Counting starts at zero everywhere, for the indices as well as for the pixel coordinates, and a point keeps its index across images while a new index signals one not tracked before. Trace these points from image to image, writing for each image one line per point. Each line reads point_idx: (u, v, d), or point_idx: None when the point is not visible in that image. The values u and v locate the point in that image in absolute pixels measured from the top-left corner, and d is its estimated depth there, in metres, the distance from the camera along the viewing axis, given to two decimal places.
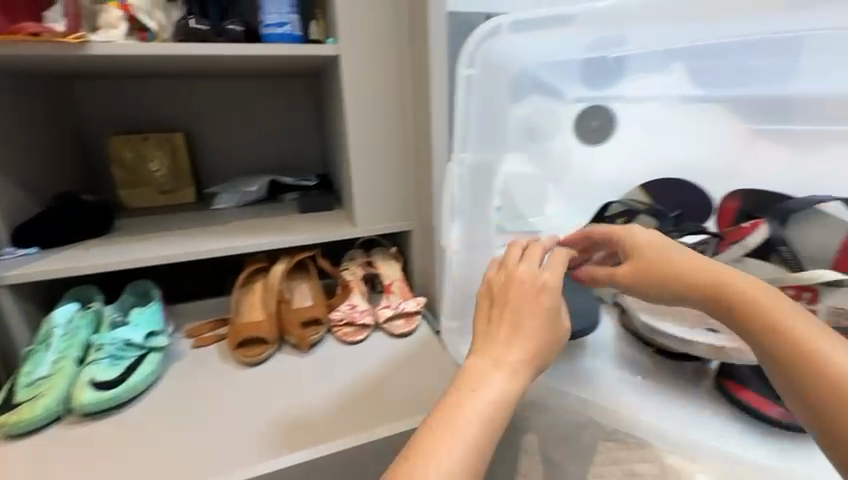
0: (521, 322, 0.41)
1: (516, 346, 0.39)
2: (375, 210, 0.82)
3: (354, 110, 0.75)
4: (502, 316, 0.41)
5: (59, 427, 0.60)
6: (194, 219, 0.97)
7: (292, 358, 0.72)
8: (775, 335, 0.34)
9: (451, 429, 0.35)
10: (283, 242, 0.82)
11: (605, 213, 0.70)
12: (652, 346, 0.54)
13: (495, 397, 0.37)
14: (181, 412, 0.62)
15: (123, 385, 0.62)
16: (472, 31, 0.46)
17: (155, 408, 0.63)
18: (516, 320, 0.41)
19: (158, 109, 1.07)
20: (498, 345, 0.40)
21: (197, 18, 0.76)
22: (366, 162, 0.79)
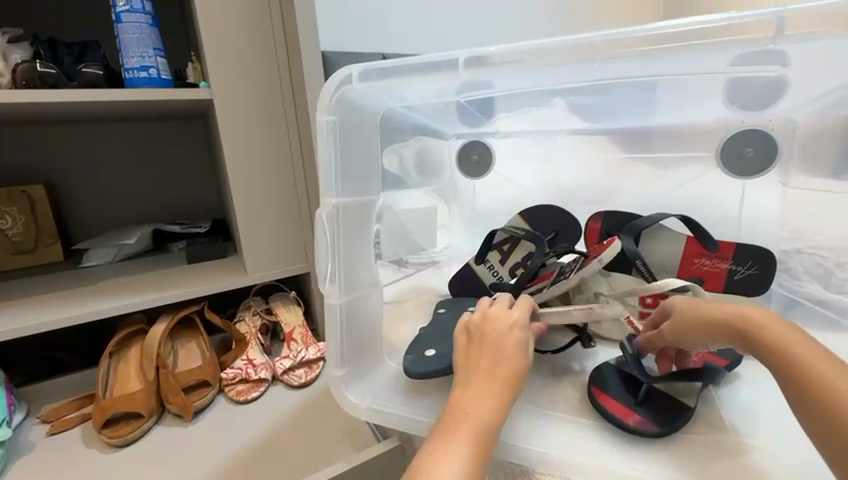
0: (499, 356, 0.42)
1: (496, 377, 0.41)
2: (265, 256, 0.79)
3: (234, 155, 0.73)
4: (483, 352, 0.43)
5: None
6: (61, 280, 0.85)
7: (174, 430, 0.64)
8: (778, 351, 0.37)
9: (438, 464, 0.35)
10: (165, 298, 0.75)
11: (492, 241, 0.73)
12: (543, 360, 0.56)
13: (483, 425, 0.38)
14: None
15: None
16: (327, 79, 0.47)
17: None
18: (496, 353, 0.43)
19: (16, 163, 0.94)
20: (485, 380, 0.41)
21: (44, 62, 0.69)
22: (252, 207, 0.76)
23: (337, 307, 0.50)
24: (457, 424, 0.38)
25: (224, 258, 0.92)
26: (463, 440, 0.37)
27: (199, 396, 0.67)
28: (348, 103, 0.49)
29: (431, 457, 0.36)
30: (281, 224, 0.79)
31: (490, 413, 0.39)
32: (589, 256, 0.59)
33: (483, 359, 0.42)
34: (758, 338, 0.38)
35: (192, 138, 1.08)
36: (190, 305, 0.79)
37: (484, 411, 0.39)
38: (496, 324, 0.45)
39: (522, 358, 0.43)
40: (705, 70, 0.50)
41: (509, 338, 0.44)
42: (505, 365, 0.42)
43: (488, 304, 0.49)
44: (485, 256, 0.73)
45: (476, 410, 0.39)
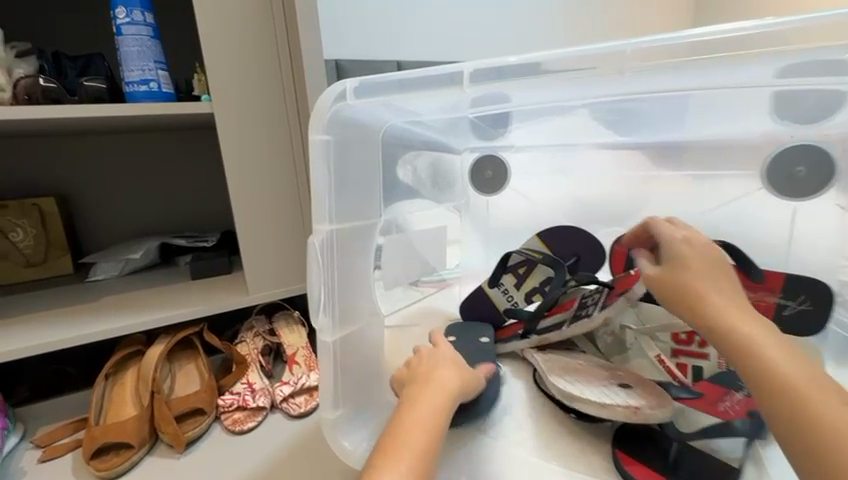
0: (437, 369, 0.44)
1: (439, 381, 0.42)
2: (267, 275, 0.76)
3: (235, 169, 0.70)
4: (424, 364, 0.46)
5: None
6: (66, 296, 0.84)
7: (165, 461, 0.60)
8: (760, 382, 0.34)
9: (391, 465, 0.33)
10: (165, 318, 0.72)
11: (507, 264, 0.67)
12: (572, 413, 0.49)
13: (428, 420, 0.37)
14: None
15: None
16: (321, 94, 0.42)
17: None
18: (435, 367, 0.44)
19: (29, 176, 0.94)
20: (430, 384, 0.42)
21: (47, 76, 0.68)
22: (254, 223, 0.73)
23: (331, 344, 0.45)
24: (405, 422, 0.37)
25: (229, 274, 0.90)
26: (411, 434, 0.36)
27: (191, 426, 0.64)
28: (345, 120, 0.45)
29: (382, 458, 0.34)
30: (287, 242, 0.76)
31: (433, 411, 0.39)
32: (614, 287, 0.54)
33: (424, 365, 0.45)
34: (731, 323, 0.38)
35: (203, 150, 1.07)
36: (192, 325, 0.76)
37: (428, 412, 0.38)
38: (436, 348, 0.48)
39: (458, 374, 0.45)
40: (752, 86, 0.44)
41: (447, 356, 0.47)
42: (442, 376, 0.43)
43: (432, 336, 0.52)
44: (499, 279, 0.67)
45: (420, 406, 0.39)
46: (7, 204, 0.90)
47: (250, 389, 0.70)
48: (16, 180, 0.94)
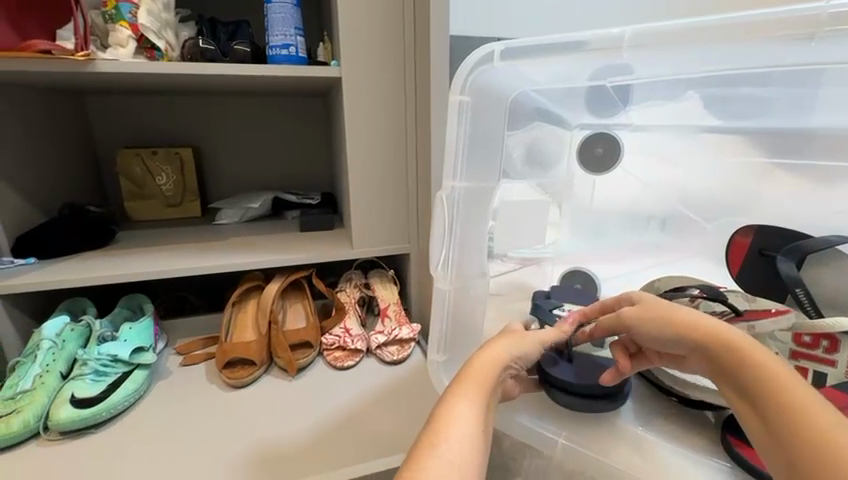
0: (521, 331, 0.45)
1: (516, 338, 0.44)
2: (369, 233, 0.82)
3: (354, 130, 0.75)
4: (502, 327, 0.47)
5: (37, 443, 0.57)
6: (197, 234, 0.97)
7: (279, 380, 0.70)
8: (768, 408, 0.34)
9: (441, 439, 0.32)
10: (281, 261, 0.82)
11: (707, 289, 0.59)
12: (675, 395, 0.49)
13: (494, 363, 0.40)
14: (178, 420, 0.62)
15: (100, 398, 0.60)
16: (464, 60, 0.45)
17: (146, 416, 0.62)
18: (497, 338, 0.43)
19: (174, 128, 1.09)
20: (504, 340, 0.43)
21: (206, 39, 0.77)
22: (365, 183, 0.78)
23: (445, 291, 0.50)
24: (480, 365, 0.39)
25: (331, 230, 0.97)
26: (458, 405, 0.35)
27: (301, 356, 0.72)
28: (482, 83, 0.48)
29: (435, 433, 0.33)
30: (391, 203, 0.81)
31: (501, 359, 0.41)
32: (740, 313, 0.54)
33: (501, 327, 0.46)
34: (732, 345, 0.38)
35: (313, 116, 1.17)
36: (302, 270, 0.85)
37: (472, 389, 0.37)
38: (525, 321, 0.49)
39: (519, 341, 0.43)
40: None
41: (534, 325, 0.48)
42: (496, 348, 0.42)
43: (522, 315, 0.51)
44: (680, 292, 0.60)
45: (489, 353, 0.41)
46: (156, 152, 1.06)
47: (346, 332, 0.78)
48: (165, 131, 1.09)
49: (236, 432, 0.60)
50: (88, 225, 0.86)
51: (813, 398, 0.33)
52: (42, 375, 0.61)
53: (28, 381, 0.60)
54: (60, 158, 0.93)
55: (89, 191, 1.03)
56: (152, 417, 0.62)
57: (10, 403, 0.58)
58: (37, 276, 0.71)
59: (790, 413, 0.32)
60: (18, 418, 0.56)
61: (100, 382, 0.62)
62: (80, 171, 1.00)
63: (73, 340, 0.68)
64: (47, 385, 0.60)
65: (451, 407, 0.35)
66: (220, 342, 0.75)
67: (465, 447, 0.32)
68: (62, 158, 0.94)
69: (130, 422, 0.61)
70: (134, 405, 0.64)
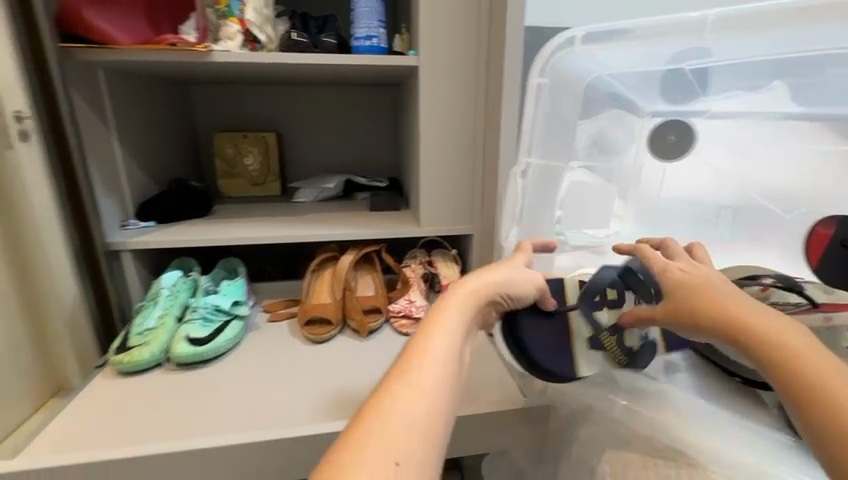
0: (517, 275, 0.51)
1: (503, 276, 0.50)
2: (436, 212, 0.87)
3: (428, 114, 0.81)
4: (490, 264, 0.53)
5: (161, 371, 0.69)
6: (279, 209, 1.08)
7: (352, 340, 0.77)
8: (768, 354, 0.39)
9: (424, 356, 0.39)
10: (355, 235, 0.89)
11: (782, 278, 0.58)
12: None
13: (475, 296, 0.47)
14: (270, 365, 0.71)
15: (209, 339, 0.71)
16: (552, 41, 0.61)
17: (243, 359, 0.72)
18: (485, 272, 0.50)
19: (261, 115, 1.21)
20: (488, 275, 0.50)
21: (300, 32, 0.86)
22: (435, 164, 0.84)
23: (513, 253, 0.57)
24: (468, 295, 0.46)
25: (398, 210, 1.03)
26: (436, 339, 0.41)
27: (371, 320, 0.80)
28: (562, 64, 0.62)
29: (422, 349, 0.40)
30: (458, 184, 0.86)
31: (489, 293, 0.47)
32: (817, 304, 0.54)
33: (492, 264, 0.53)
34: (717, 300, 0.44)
35: (382, 104, 1.25)
36: (372, 245, 0.93)
37: (452, 306, 0.45)
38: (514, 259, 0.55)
39: (501, 278, 0.50)
40: None
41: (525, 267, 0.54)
42: (483, 282, 0.48)
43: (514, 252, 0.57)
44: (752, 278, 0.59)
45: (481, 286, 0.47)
46: (246, 135, 1.18)
47: (411, 304, 0.84)
48: (253, 117, 1.21)
49: (318, 379, 0.68)
50: (192, 197, 0.99)
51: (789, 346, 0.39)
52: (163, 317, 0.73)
53: (154, 321, 0.72)
54: (171, 138, 1.07)
55: (190, 169, 1.18)
56: (248, 361, 0.72)
57: (140, 337, 0.70)
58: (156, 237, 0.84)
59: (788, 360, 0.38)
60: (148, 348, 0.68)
61: (207, 325, 0.73)
62: (184, 150, 1.15)
63: (184, 291, 0.80)
64: (168, 325, 0.72)
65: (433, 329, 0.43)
66: (301, 304, 0.84)
67: (444, 364, 0.39)
68: (172, 138, 1.08)
69: (230, 362, 0.71)
70: (233, 349, 0.74)
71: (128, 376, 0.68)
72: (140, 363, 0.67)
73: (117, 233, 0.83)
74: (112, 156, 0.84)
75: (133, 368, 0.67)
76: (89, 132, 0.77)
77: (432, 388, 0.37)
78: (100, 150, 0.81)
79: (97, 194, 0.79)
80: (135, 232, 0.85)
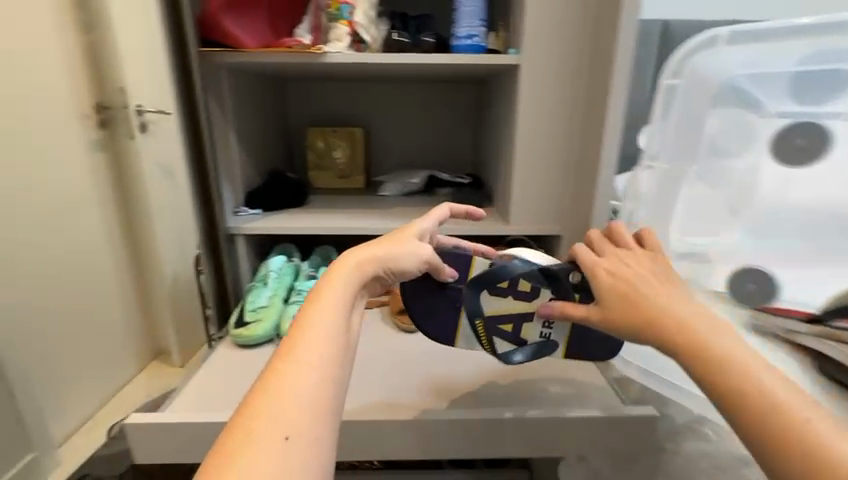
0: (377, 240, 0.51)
1: (371, 244, 0.50)
2: (525, 212, 0.87)
3: (524, 114, 0.81)
4: (391, 238, 0.52)
5: (272, 346, 0.76)
6: (366, 201, 1.13)
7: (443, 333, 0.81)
8: (711, 368, 0.38)
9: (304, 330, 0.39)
10: (444, 230, 0.92)
11: None
12: None
13: (355, 265, 0.46)
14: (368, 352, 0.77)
15: None
16: (696, 36, 0.62)
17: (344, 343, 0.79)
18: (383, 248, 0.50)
19: (350, 110, 1.28)
20: (373, 247, 0.49)
21: (400, 33, 0.89)
22: (528, 163, 0.84)
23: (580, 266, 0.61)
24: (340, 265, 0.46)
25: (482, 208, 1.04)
26: (317, 309, 0.41)
27: None
28: (702, 62, 0.62)
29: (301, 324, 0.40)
30: (550, 184, 0.85)
31: (354, 259, 0.47)
32: None
33: (397, 239, 0.52)
34: (663, 317, 0.42)
35: (464, 101, 1.27)
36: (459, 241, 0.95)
37: (337, 280, 0.44)
38: (405, 231, 0.54)
39: (390, 248, 0.50)
40: None
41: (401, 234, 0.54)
42: (364, 251, 0.48)
43: (415, 222, 0.57)
44: None
45: (354, 252, 0.48)
46: (336, 129, 1.25)
47: None
48: (343, 113, 1.28)
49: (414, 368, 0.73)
50: (291, 187, 1.07)
51: (735, 357, 0.38)
52: (273, 298, 0.81)
53: (267, 301, 0.80)
54: (271, 132, 1.16)
55: (285, 160, 1.26)
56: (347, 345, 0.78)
57: (254, 313, 0.78)
58: (265, 224, 0.92)
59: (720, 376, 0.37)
60: (262, 326, 0.76)
61: None
62: (280, 143, 1.23)
63: (288, 274, 0.88)
64: (278, 305, 0.80)
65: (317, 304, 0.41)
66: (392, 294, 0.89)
67: (322, 333, 0.39)
68: (272, 132, 1.17)
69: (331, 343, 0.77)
70: None
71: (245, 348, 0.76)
72: (257, 338, 0.75)
73: (233, 219, 0.92)
74: (229, 149, 0.93)
75: (251, 341, 0.75)
76: (214, 127, 0.86)
77: (307, 357, 0.37)
78: (222, 143, 0.89)
79: (220, 184, 0.88)
80: (247, 219, 0.94)
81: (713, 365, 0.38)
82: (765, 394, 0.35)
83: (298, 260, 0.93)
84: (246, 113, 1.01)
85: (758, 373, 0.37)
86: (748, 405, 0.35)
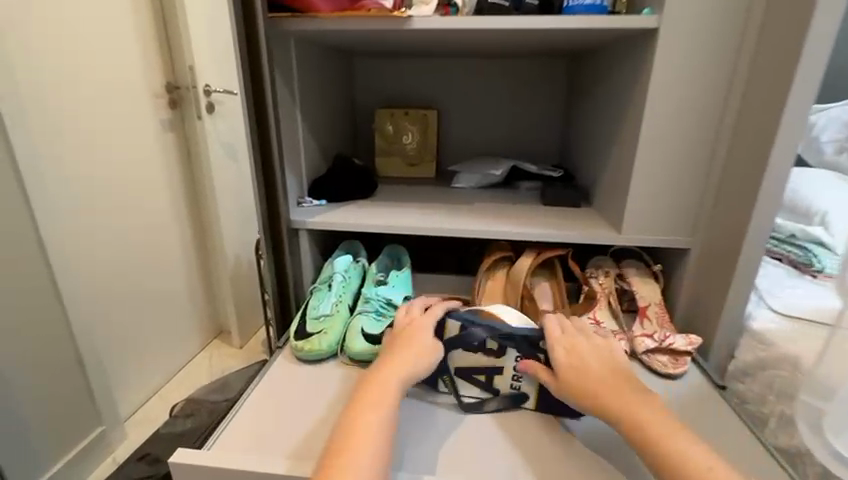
0: (402, 335, 0.60)
1: (398, 343, 0.59)
2: (644, 220, 0.70)
3: (657, 95, 0.63)
4: (405, 332, 0.61)
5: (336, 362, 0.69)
6: (438, 193, 1.00)
7: None
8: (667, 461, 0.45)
9: (361, 419, 0.48)
10: (536, 235, 0.77)
11: None
12: None
13: (396, 363, 0.55)
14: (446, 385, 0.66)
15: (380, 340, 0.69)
16: None
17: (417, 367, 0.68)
18: (403, 345, 0.58)
19: (423, 90, 1.14)
20: (401, 346, 0.58)
21: None
22: (654, 159, 0.66)
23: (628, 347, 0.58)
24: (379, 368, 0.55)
25: (579, 208, 0.87)
26: (372, 405, 0.50)
27: None
28: None
29: (353, 415, 0.49)
30: (682, 184, 0.67)
31: (394, 358, 0.56)
32: None
33: (412, 332, 0.60)
34: (624, 407, 0.50)
35: (555, 77, 1.09)
36: (552, 248, 0.80)
37: (380, 377, 0.53)
38: (414, 319, 0.63)
39: (411, 344, 0.58)
40: None
41: (413, 324, 0.62)
42: (396, 353, 0.57)
43: (418, 309, 0.65)
44: None
45: (388, 356, 0.57)
46: (407, 112, 1.12)
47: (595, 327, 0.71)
48: (415, 93, 1.15)
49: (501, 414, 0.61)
50: (358, 176, 0.97)
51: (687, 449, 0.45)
52: (338, 307, 0.74)
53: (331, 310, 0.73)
54: (337, 113, 1.06)
55: (350, 145, 1.16)
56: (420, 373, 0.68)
57: (320, 323, 0.71)
58: (331, 218, 0.82)
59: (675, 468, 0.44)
60: (326, 340, 0.69)
61: (379, 322, 0.71)
62: (346, 126, 1.13)
63: (355, 277, 0.80)
64: (343, 316, 0.72)
65: (365, 399, 0.51)
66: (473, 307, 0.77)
67: (378, 423, 0.48)
68: (338, 113, 1.07)
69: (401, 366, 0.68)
70: None
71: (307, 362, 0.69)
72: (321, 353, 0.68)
73: (296, 210, 0.83)
74: (297, 133, 0.84)
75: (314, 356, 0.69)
76: (281, 107, 0.77)
77: (372, 440, 0.46)
78: (287, 126, 0.80)
79: (284, 171, 0.78)
80: (311, 211, 0.84)
81: (669, 457, 0.45)
82: (687, 455, 0.44)
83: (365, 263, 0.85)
84: (313, 92, 0.91)
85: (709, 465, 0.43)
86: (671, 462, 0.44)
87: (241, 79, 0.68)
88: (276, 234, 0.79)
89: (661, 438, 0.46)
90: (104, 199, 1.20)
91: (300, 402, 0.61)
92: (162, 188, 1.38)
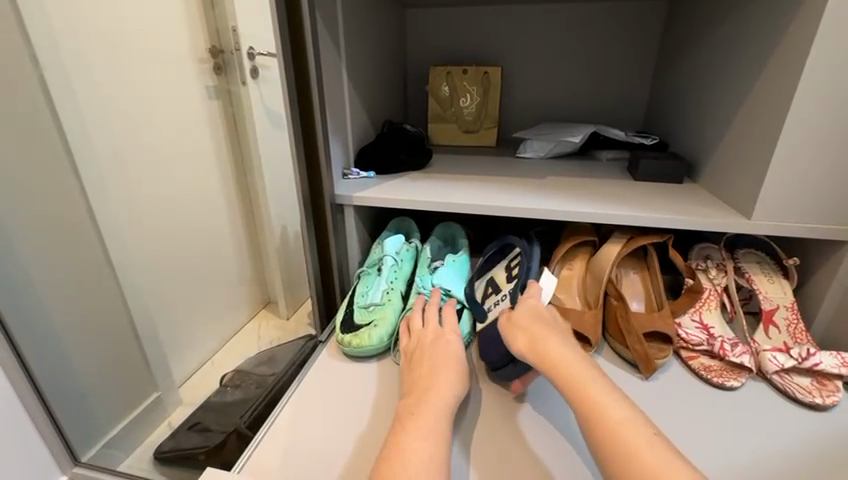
0: (425, 359, 0.52)
1: (425, 370, 0.51)
2: (783, 204, 0.56)
3: (827, 41, 0.49)
4: (426, 355, 0.53)
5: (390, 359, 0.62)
6: (504, 164, 0.87)
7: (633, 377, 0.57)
8: (605, 425, 0.40)
9: (404, 458, 0.39)
10: (631, 219, 0.63)
11: None
12: None
13: (437, 393, 0.47)
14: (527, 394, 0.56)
15: None
16: None
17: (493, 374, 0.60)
18: (437, 370, 0.50)
19: (487, 44, 0.99)
20: (433, 371, 0.50)
21: None
22: (809, 126, 0.52)
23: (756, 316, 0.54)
24: (414, 399, 0.47)
25: (679, 184, 0.72)
26: (412, 434, 0.42)
27: (658, 353, 0.58)
28: None
29: (394, 453, 0.40)
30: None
31: (435, 386, 0.48)
32: None
33: (438, 353, 0.53)
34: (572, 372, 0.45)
35: (648, 24, 0.91)
36: (648, 233, 0.66)
37: (420, 410, 0.45)
38: (434, 338, 0.55)
39: (444, 371, 0.50)
40: None
41: (438, 344, 0.54)
42: (434, 380, 0.49)
43: (434, 325, 0.58)
44: None
45: (421, 385, 0.49)
46: (467, 69, 0.97)
47: (704, 335, 0.59)
48: (477, 48, 1.00)
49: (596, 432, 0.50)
50: (410, 144, 0.85)
51: (630, 423, 0.40)
52: (389, 296, 0.65)
53: (382, 299, 0.65)
54: (386, 71, 0.93)
55: (399, 109, 1.03)
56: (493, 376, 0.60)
57: (368, 313, 0.64)
58: (386, 194, 0.71)
59: (617, 439, 0.39)
60: (380, 334, 0.61)
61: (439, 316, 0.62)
62: (396, 87, 1.00)
63: (406, 261, 0.71)
64: (395, 307, 0.64)
65: (406, 433, 0.42)
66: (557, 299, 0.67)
67: (427, 463, 0.39)
68: (387, 71, 0.94)
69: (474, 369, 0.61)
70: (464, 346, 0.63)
71: (357, 359, 0.62)
72: (374, 349, 0.61)
73: (342, 185, 0.74)
74: (342, 94, 0.73)
75: (366, 353, 0.61)
76: (324, 62, 0.66)
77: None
78: (333, 86, 0.69)
79: (329, 139, 0.68)
80: (359, 186, 0.74)
81: (612, 429, 0.40)
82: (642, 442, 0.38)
83: (418, 244, 0.76)
84: (361, 47, 0.79)
85: (653, 443, 0.38)
86: (609, 434, 0.40)
87: (281, 28, 0.57)
88: (321, 212, 0.70)
89: (608, 409, 0.41)
90: (152, 163, 1.13)
91: (342, 417, 0.53)
92: (208, 153, 1.31)
